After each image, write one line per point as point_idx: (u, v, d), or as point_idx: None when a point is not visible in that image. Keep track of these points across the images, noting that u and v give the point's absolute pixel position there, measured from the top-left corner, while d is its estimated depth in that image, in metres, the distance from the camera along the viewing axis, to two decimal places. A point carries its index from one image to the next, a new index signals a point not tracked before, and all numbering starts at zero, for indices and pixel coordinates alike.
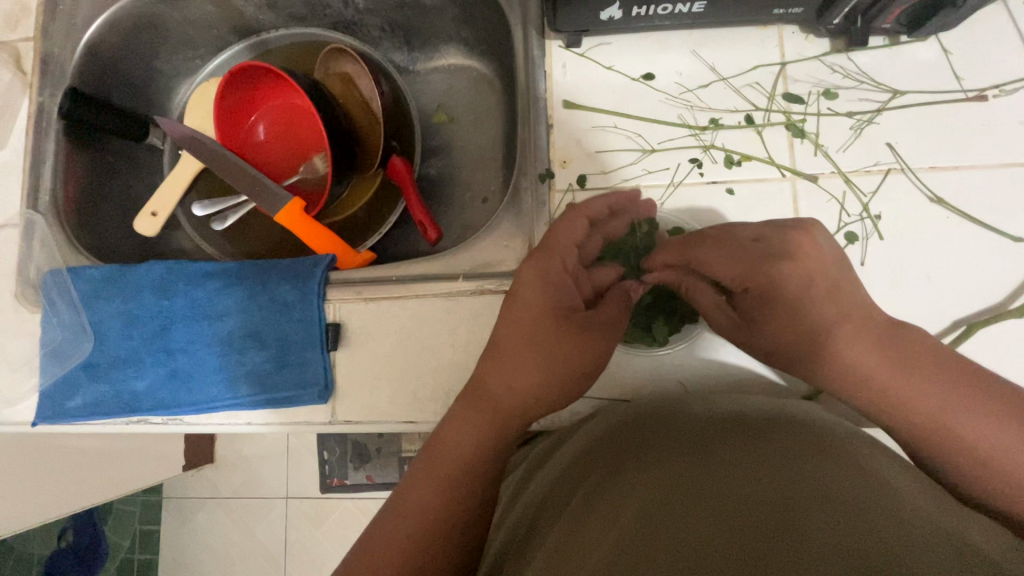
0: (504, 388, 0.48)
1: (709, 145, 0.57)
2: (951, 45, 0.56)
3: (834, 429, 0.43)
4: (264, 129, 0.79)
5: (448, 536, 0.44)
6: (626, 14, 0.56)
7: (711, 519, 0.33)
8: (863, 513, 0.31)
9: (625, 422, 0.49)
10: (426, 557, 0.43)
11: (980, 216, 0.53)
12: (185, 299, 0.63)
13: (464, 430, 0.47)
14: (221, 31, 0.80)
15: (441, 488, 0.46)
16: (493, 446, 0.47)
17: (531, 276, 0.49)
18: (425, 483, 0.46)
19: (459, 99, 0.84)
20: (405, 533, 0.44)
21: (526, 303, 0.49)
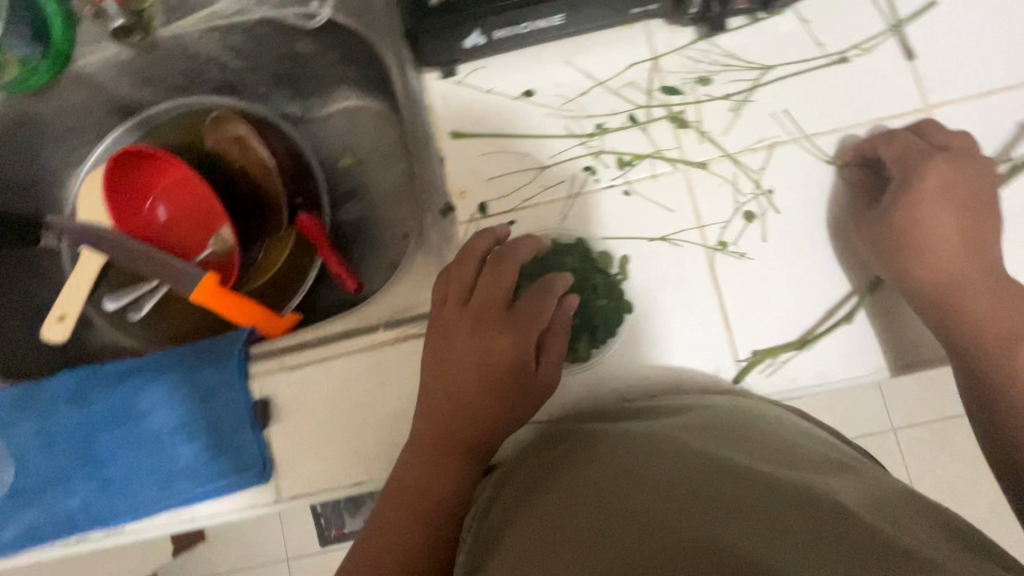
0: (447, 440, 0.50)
1: (599, 151, 0.58)
2: (808, 14, 0.57)
3: (765, 435, 0.45)
4: (164, 209, 0.76)
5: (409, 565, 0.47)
6: (489, 38, 0.55)
7: (641, 498, 0.37)
8: (768, 492, 0.36)
9: (560, 432, 0.52)
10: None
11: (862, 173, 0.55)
12: (103, 404, 0.60)
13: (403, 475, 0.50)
14: (100, 115, 0.75)
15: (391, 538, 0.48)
16: (446, 474, 0.49)
17: (468, 326, 0.52)
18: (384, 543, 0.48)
19: (362, 140, 0.81)
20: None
21: (461, 361, 0.51)
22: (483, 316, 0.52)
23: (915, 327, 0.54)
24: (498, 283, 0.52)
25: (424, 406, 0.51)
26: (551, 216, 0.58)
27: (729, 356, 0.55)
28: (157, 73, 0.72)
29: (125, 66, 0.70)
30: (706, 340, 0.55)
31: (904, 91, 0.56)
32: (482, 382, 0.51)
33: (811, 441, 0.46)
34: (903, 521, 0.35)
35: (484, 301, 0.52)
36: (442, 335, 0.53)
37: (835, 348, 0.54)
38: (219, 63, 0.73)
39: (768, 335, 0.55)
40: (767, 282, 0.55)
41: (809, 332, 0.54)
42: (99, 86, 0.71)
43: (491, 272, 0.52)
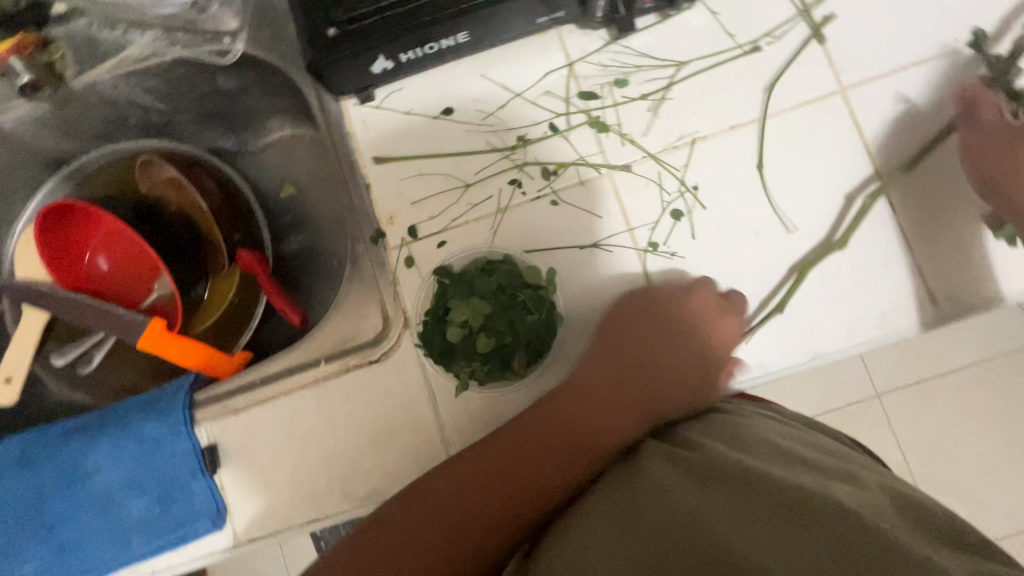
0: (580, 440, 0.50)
1: (522, 163, 0.57)
2: (716, 6, 0.57)
3: (761, 434, 0.45)
4: (104, 259, 0.74)
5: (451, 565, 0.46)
6: (396, 62, 0.54)
7: (663, 504, 0.39)
8: (782, 494, 0.36)
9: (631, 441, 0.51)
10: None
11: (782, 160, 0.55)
12: (53, 466, 0.60)
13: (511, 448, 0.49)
14: (29, 171, 0.75)
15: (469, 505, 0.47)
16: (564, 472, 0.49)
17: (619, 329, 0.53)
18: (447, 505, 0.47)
19: (299, 168, 0.81)
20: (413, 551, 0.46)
21: (622, 363, 0.53)
22: (652, 337, 0.53)
23: (849, 310, 0.54)
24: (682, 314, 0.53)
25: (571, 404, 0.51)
26: (480, 233, 0.57)
27: (669, 356, 0.55)
28: (80, 124, 0.72)
29: (46, 120, 0.69)
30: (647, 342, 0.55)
31: (818, 75, 0.56)
32: (635, 405, 0.52)
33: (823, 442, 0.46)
34: (900, 526, 0.34)
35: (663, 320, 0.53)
36: (616, 341, 0.53)
37: (769, 337, 0.54)
38: (143, 107, 0.72)
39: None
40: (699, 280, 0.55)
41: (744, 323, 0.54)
42: (21, 141, 0.70)
43: (665, 295, 0.54)
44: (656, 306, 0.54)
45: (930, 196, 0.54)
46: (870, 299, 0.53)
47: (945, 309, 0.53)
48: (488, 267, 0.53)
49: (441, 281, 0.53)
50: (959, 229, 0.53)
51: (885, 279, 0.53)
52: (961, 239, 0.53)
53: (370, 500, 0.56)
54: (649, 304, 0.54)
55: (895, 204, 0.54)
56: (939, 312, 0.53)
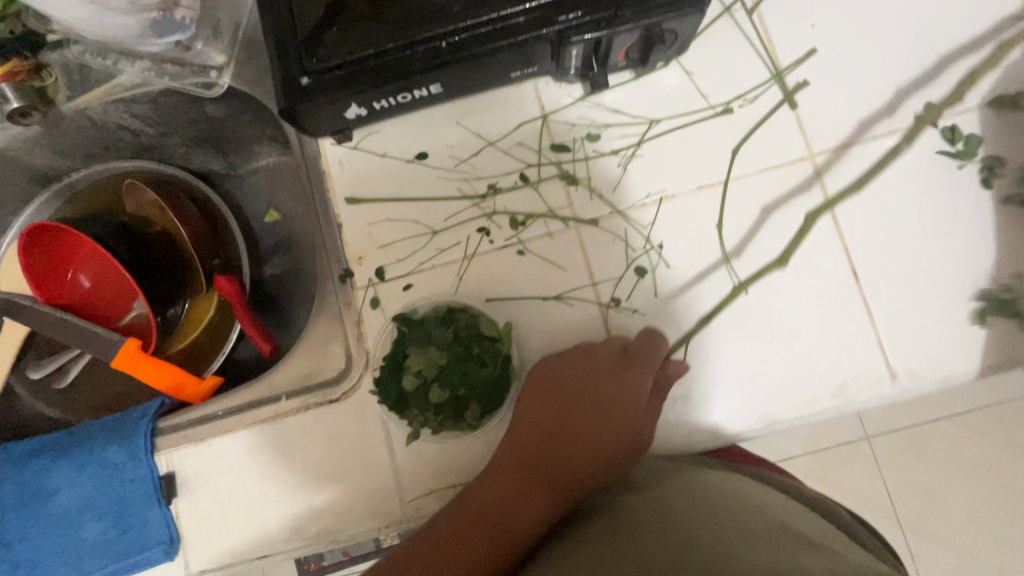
0: (507, 532, 0.47)
1: (491, 213, 0.58)
2: (691, 66, 0.58)
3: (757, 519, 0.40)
4: (87, 275, 0.76)
5: None
6: (369, 108, 0.56)
7: None
8: None
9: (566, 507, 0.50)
10: None
11: (749, 221, 0.55)
12: (15, 485, 0.60)
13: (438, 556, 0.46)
14: (20, 186, 0.76)
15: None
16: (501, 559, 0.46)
17: (542, 395, 0.52)
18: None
19: (284, 194, 0.81)
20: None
21: (543, 428, 0.51)
22: (569, 409, 0.52)
23: (807, 378, 0.53)
24: (593, 380, 0.52)
25: (488, 492, 0.49)
26: (447, 279, 0.58)
27: None
28: (71, 144, 0.73)
29: (38, 140, 0.71)
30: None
31: (788, 139, 0.56)
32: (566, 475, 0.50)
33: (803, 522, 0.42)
34: None
35: (574, 388, 0.52)
36: (527, 416, 0.52)
37: (727, 400, 0.54)
38: (133, 130, 0.74)
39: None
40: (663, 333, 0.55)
41: (701, 385, 0.54)
42: (12, 159, 0.72)
43: (575, 362, 0.53)
44: (568, 377, 0.52)
45: (895, 267, 0.54)
46: (828, 368, 0.53)
47: (903, 382, 0.53)
48: (449, 317, 0.54)
49: (400, 329, 0.54)
50: (921, 303, 0.53)
51: (845, 350, 0.53)
52: (922, 312, 0.53)
53: (321, 538, 0.56)
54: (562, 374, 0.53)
55: (858, 274, 0.54)
56: (897, 385, 0.53)
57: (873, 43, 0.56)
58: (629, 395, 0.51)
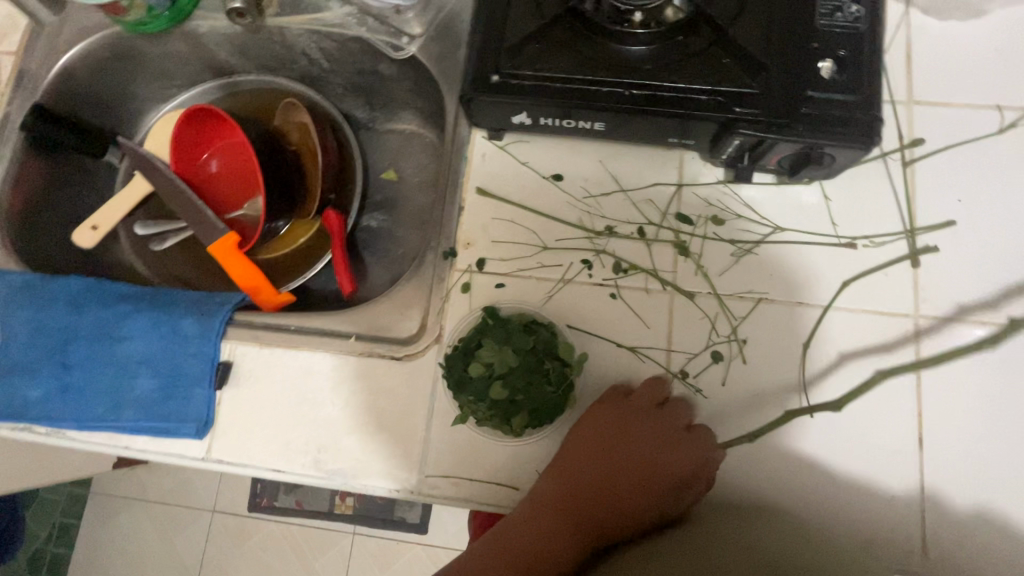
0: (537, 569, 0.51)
1: (600, 251, 0.61)
2: (831, 192, 0.61)
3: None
4: (218, 162, 0.82)
5: None
6: (533, 121, 0.60)
7: None
8: None
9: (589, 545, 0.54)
10: None
11: (840, 347, 0.57)
12: (95, 317, 0.66)
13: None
14: (196, 68, 0.84)
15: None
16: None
17: (593, 434, 0.55)
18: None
19: (409, 161, 0.87)
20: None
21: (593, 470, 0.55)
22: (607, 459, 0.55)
23: (837, 517, 0.54)
24: (637, 441, 0.55)
25: (530, 535, 0.52)
26: (537, 292, 0.61)
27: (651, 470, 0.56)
28: (256, 50, 0.81)
29: (232, 37, 0.78)
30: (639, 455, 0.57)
31: (898, 292, 0.58)
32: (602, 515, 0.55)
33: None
34: None
35: (614, 443, 0.55)
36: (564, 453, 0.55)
37: (751, 499, 0.55)
38: (310, 59, 0.81)
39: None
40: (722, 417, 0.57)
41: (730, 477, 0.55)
42: (203, 44, 0.80)
43: (625, 421, 0.55)
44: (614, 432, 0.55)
45: (962, 448, 0.54)
46: (860, 516, 0.54)
47: (931, 560, 0.53)
48: (531, 327, 0.56)
49: (485, 321, 0.57)
50: (975, 488, 0.54)
51: (883, 505, 0.54)
52: (971, 497, 0.54)
53: (333, 476, 0.59)
54: (606, 426, 0.55)
55: (920, 437, 0.55)
56: (925, 560, 0.53)
57: (1009, 236, 0.58)
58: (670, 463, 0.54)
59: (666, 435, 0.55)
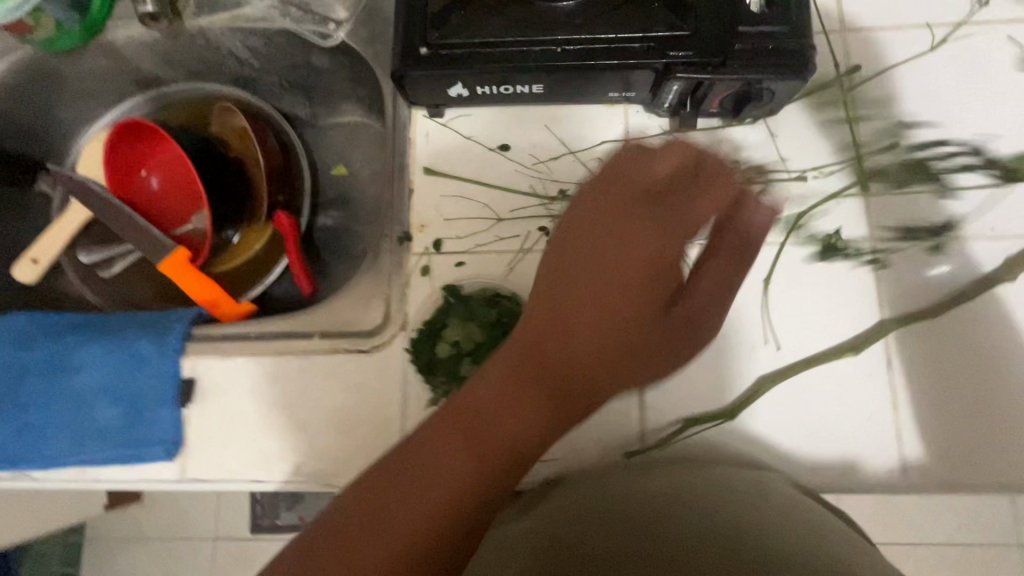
0: (511, 446, 0.41)
1: (555, 216, 0.60)
2: (777, 128, 0.60)
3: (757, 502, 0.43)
4: (157, 180, 0.79)
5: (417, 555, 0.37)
6: (471, 92, 0.58)
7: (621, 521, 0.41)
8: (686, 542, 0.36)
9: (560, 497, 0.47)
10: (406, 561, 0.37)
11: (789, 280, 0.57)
12: (44, 351, 0.63)
13: (444, 457, 0.40)
14: (121, 83, 0.81)
15: (399, 546, 0.38)
16: (476, 481, 0.40)
17: (570, 248, 0.45)
18: (381, 527, 0.38)
19: (357, 154, 0.85)
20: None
21: (574, 296, 0.43)
22: (632, 304, 0.43)
23: (816, 446, 0.54)
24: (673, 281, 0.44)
25: (518, 409, 0.42)
26: (498, 266, 0.60)
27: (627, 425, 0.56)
28: (180, 56, 0.77)
29: (153, 45, 0.75)
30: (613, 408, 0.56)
31: (852, 219, 0.58)
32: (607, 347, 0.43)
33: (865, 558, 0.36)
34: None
35: (651, 283, 0.44)
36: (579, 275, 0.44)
37: (731, 437, 0.55)
38: (239, 59, 0.78)
39: (654, 417, 0.56)
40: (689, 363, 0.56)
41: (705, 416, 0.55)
42: (123, 56, 0.76)
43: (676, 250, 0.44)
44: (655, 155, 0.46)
45: (921, 363, 0.55)
46: (837, 442, 0.54)
47: (909, 474, 0.53)
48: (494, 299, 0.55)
49: (448, 299, 0.56)
50: (941, 399, 0.54)
51: (858, 427, 0.54)
52: (941, 410, 0.54)
53: (314, 478, 0.58)
54: (654, 178, 0.46)
55: (881, 354, 0.55)
56: (903, 475, 0.54)
57: (951, 150, 0.59)
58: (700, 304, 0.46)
59: (719, 266, 0.47)
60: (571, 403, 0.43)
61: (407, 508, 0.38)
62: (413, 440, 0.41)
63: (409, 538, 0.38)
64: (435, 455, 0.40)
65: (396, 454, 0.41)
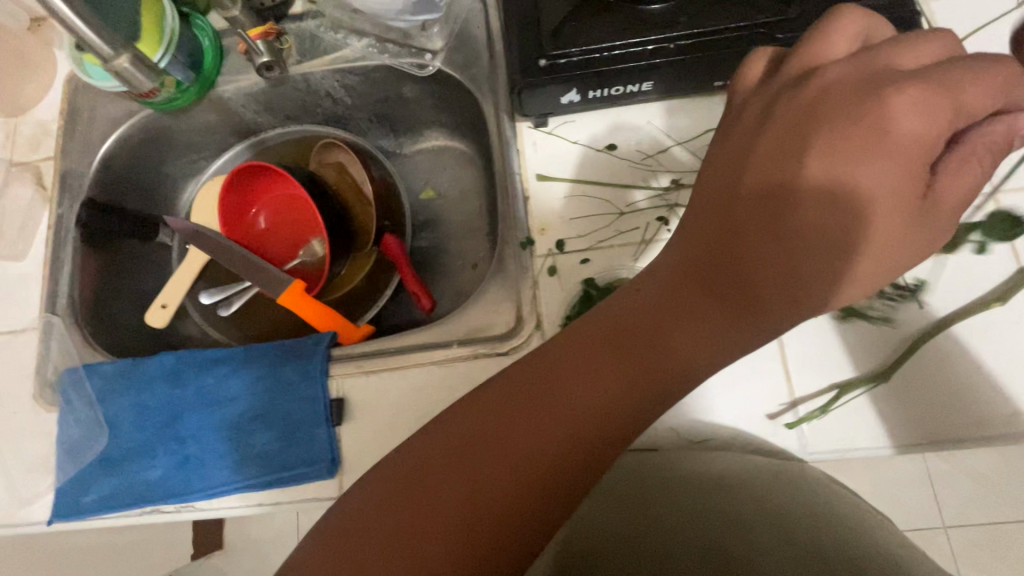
0: (641, 372, 0.42)
1: (674, 205, 0.62)
2: None
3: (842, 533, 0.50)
4: (265, 218, 0.86)
5: (538, 471, 0.40)
6: (583, 96, 0.62)
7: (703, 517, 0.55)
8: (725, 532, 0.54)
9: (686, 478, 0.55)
10: (529, 476, 0.40)
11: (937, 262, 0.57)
12: (198, 385, 0.67)
13: (602, 369, 0.43)
14: (223, 134, 0.86)
15: (546, 440, 0.41)
16: (605, 405, 0.42)
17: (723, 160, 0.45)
18: (532, 418, 0.41)
19: (443, 176, 0.89)
20: (490, 468, 0.40)
21: (728, 204, 0.43)
22: (801, 219, 0.40)
23: (972, 401, 0.54)
24: (853, 198, 0.39)
25: (673, 336, 0.43)
26: (623, 259, 0.62)
27: (778, 397, 0.56)
28: (280, 103, 0.83)
29: (257, 94, 0.80)
30: (760, 373, 0.57)
31: None
32: (763, 251, 0.41)
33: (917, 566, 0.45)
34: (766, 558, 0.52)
35: (817, 208, 0.40)
36: (731, 201, 0.43)
37: (887, 397, 0.55)
38: (334, 99, 0.83)
39: (802, 384, 0.56)
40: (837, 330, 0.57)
41: (857, 380, 0.55)
42: (228, 108, 0.82)
43: (841, 168, 0.39)
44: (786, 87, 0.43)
45: None
46: (995, 396, 0.54)
47: None
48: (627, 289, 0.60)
49: (587, 291, 0.61)
50: None
51: (1010, 379, 0.55)
52: None
53: None
54: (791, 109, 0.42)
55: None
56: None
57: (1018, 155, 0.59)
58: (888, 218, 0.39)
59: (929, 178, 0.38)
60: (732, 327, 0.42)
61: (562, 406, 0.42)
62: (562, 346, 0.44)
63: (557, 438, 0.41)
64: (593, 366, 0.43)
65: (561, 353, 0.44)
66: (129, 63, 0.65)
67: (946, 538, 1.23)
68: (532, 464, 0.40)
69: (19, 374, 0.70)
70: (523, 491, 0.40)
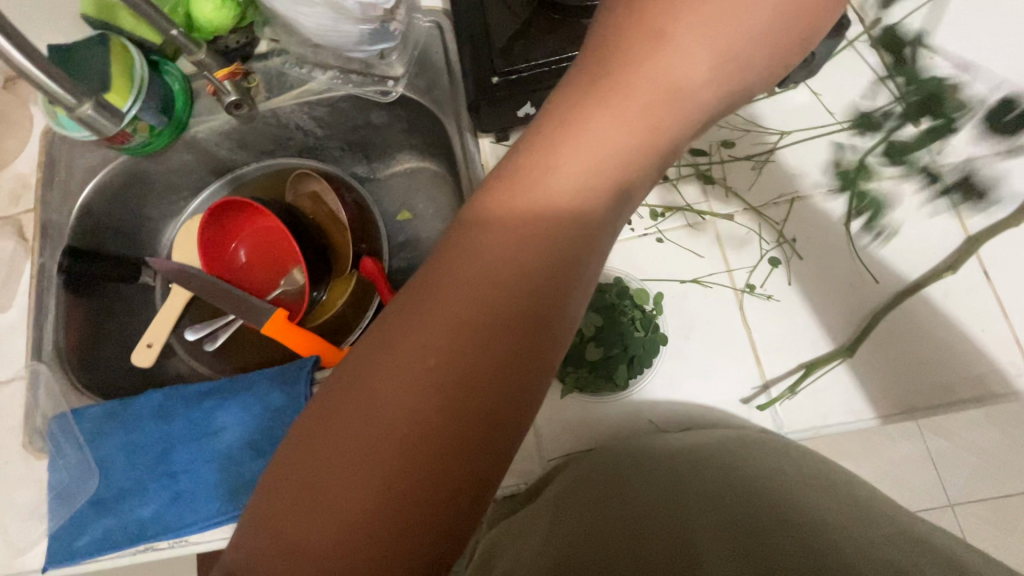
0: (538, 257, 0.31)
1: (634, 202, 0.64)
2: (818, 89, 0.66)
3: (780, 495, 0.47)
4: (245, 252, 0.88)
5: (419, 431, 0.28)
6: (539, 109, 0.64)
7: (658, 481, 0.52)
8: (676, 486, 0.51)
9: (650, 455, 0.54)
10: (413, 435, 0.28)
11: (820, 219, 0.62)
12: (186, 419, 0.68)
13: (473, 277, 0.30)
14: (200, 173, 0.89)
15: (426, 398, 0.28)
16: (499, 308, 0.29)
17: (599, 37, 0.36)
18: (393, 382, 0.29)
19: (418, 197, 0.92)
20: (360, 466, 0.28)
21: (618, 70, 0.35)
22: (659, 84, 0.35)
23: (946, 365, 0.56)
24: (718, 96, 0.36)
25: (553, 198, 0.32)
26: None
27: (747, 381, 0.58)
28: (252, 139, 0.86)
29: (230, 133, 0.83)
30: (731, 359, 0.59)
31: (911, 154, 0.62)
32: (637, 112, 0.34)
33: (864, 536, 0.41)
34: (713, 525, 0.46)
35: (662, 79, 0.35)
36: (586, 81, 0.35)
37: (856, 371, 0.57)
38: (305, 131, 0.86)
39: (773, 366, 0.58)
40: (804, 307, 0.59)
41: (822, 357, 0.57)
42: (203, 149, 0.85)
43: (729, 74, 0.36)
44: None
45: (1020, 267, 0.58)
46: (963, 358, 0.56)
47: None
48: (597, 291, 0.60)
49: None
50: None
51: (972, 345, 0.56)
52: None
53: None
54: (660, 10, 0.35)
55: (983, 267, 0.58)
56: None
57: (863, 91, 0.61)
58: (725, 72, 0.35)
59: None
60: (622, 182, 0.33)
61: (442, 323, 0.29)
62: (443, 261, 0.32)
63: (430, 389, 0.28)
64: (457, 281, 0.30)
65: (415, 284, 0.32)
66: (92, 111, 0.67)
67: (951, 515, 1.23)
68: (397, 438, 0.28)
69: (6, 427, 0.70)
70: (423, 457, 0.27)
